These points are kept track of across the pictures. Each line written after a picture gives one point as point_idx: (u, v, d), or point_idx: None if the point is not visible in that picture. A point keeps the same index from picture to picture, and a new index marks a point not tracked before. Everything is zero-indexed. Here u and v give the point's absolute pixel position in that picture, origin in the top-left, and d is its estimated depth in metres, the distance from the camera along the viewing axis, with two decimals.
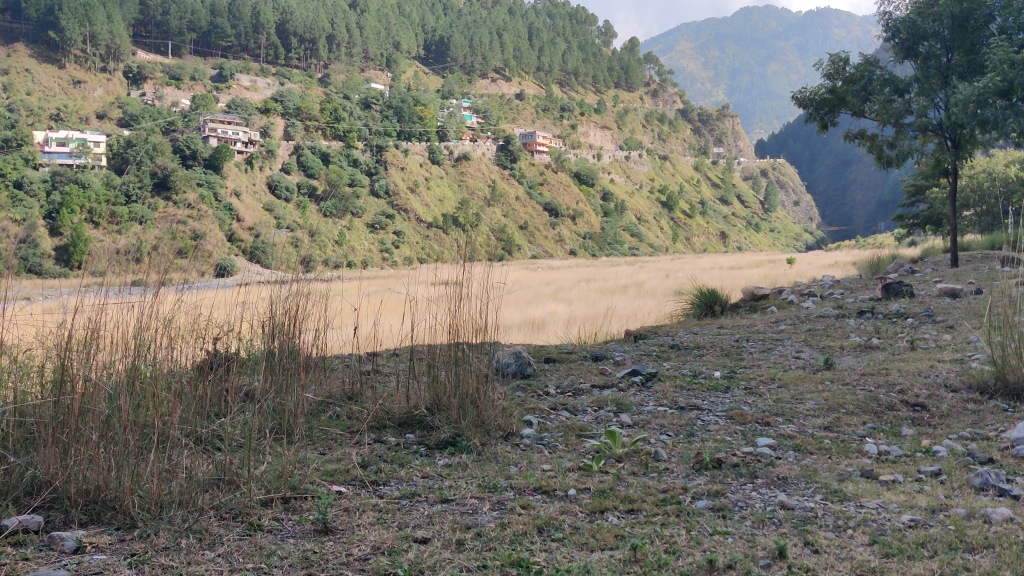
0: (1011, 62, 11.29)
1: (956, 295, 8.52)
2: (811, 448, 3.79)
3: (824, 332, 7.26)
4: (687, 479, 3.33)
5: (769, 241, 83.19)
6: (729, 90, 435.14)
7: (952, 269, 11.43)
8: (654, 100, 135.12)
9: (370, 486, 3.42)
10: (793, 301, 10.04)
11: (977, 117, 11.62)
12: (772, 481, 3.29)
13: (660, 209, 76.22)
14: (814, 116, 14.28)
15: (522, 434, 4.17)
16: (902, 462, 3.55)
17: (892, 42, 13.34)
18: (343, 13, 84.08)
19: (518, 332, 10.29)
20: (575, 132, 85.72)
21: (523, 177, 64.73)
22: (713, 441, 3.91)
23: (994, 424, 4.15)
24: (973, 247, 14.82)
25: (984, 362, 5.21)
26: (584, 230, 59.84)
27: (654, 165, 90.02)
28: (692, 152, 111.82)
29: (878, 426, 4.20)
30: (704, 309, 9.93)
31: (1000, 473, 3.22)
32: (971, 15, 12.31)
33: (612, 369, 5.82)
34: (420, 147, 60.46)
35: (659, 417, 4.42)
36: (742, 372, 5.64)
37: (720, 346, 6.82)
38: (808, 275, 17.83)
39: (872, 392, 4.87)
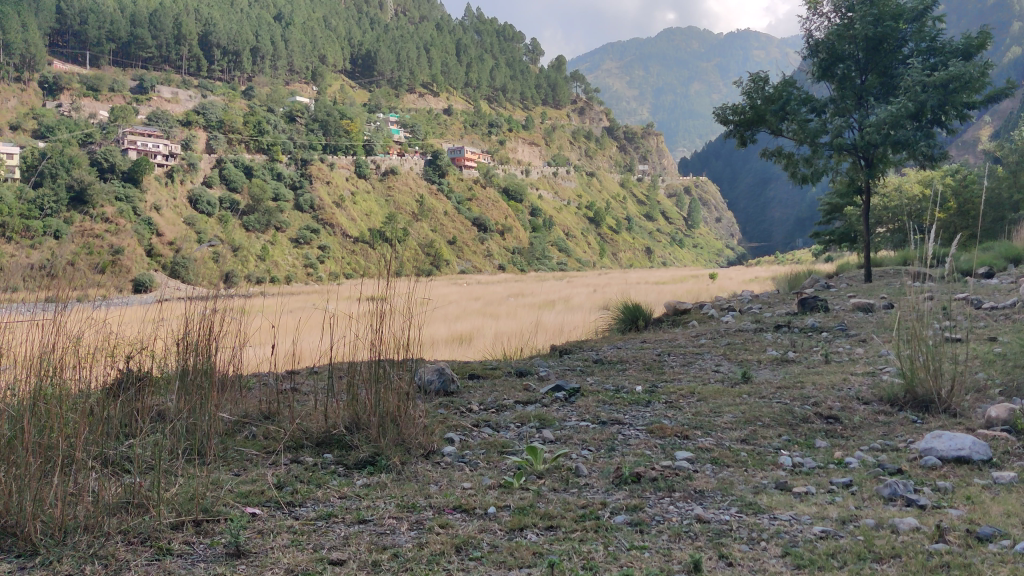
0: (922, 86, 11.85)
1: (868, 309, 8.79)
2: (728, 460, 3.83)
3: (743, 346, 7.38)
4: (607, 495, 3.33)
5: (692, 257, 85.03)
6: (654, 109, 435.16)
7: (865, 284, 11.76)
8: (581, 117, 136.76)
9: (286, 508, 3.33)
10: (713, 316, 10.22)
11: (890, 139, 12.02)
12: (688, 495, 3.30)
13: (588, 224, 77.11)
14: (734, 133, 14.49)
15: (443, 452, 4.11)
16: (814, 475, 3.61)
17: (811, 65, 13.68)
18: (268, 26, 83.21)
19: (446, 348, 10.24)
20: (503, 148, 86.20)
21: (451, 193, 64.48)
22: (633, 454, 3.93)
23: (903, 435, 4.26)
24: (885, 264, 15.28)
25: (893, 376, 5.35)
26: (512, 245, 60.11)
27: (581, 181, 91.06)
28: (618, 169, 113.39)
29: (792, 438, 4.27)
30: (627, 324, 10.04)
31: (906, 483, 3.30)
32: (884, 40, 12.77)
33: (535, 385, 5.79)
34: (346, 161, 59.87)
35: (580, 431, 4.42)
36: (662, 387, 5.66)
37: (642, 360, 6.86)
38: (730, 290, 18.18)
39: (786, 405, 4.96)
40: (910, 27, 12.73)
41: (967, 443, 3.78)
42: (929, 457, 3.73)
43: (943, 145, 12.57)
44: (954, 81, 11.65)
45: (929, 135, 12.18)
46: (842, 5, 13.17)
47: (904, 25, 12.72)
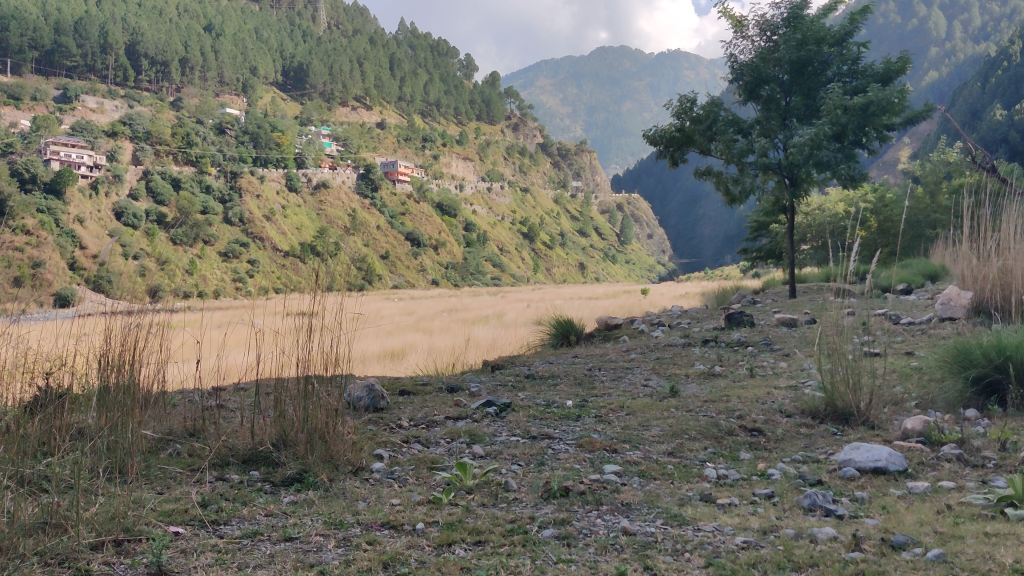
0: (843, 108, 12.26)
1: (792, 324, 9.02)
2: (654, 473, 3.89)
3: (671, 361, 7.50)
4: (535, 510, 3.34)
5: (624, 273, 86.39)
6: (586, 127, 435.19)
7: (790, 299, 12.07)
8: (514, 133, 137.49)
9: (210, 526, 3.28)
10: (643, 331, 10.33)
11: (813, 159, 12.34)
12: (616, 508, 3.34)
13: (522, 240, 77.54)
14: (665, 152, 14.69)
15: (372, 468, 4.09)
16: (739, 486, 3.69)
17: (737, 85, 14.02)
18: (198, 36, 81.75)
19: (377, 363, 10.19)
20: (437, 162, 86.06)
21: (384, 207, 64.12)
22: (561, 469, 3.96)
23: (825, 447, 4.37)
24: (808, 279, 15.71)
25: (815, 389, 5.50)
26: (446, 260, 60.17)
27: (515, 197, 91.51)
28: (551, 185, 114.31)
29: (717, 451, 4.36)
30: (558, 339, 10.10)
31: (825, 495, 3.39)
32: (808, 63, 13.14)
33: (466, 401, 5.78)
34: (276, 174, 59.02)
35: (510, 446, 4.43)
36: (592, 401, 5.71)
37: (573, 375, 6.91)
38: (659, 305, 18.55)
39: (713, 419, 5.04)
40: (833, 50, 13.17)
41: (884, 454, 3.90)
42: (848, 468, 3.84)
43: (865, 165, 13.00)
44: (873, 104, 12.11)
45: (850, 156, 12.58)
46: (766, 29, 13.54)
47: (827, 49, 13.13)
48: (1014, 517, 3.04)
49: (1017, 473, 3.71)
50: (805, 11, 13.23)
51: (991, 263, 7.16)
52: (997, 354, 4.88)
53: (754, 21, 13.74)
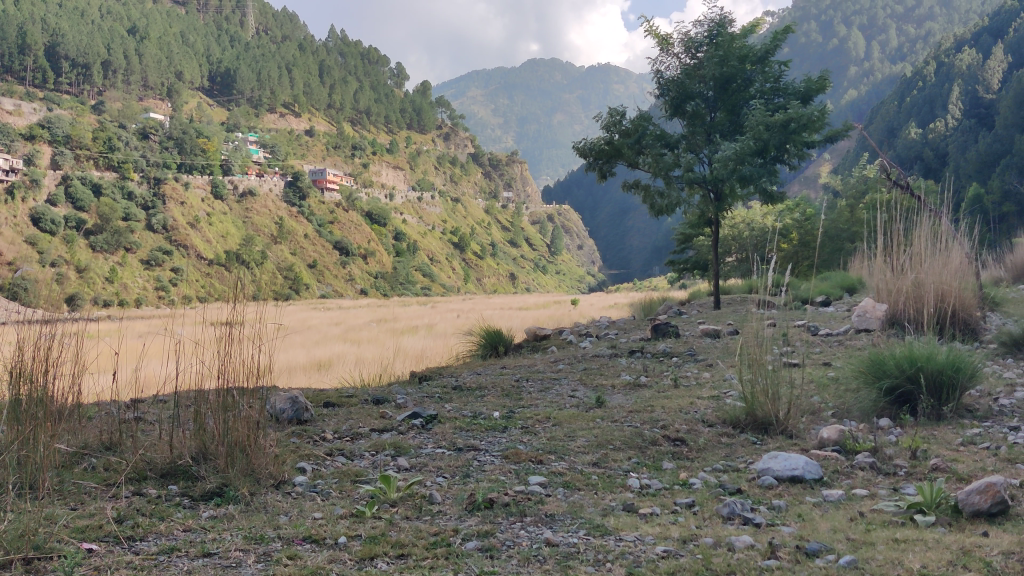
0: (766, 125, 12.59)
1: (716, 335, 9.18)
2: (579, 484, 3.92)
3: (598, 371, 7.57)
4: (459, 522, 3.33)
5: (554, 283, 87.18)
6: (517, 138, 435.27)
7: (714, 311, 12.30)
8: (445, 143, 137.24)
9: (125, 543, 3.19)
10: (571, 342, 10.40)
11: (736, 173, 12.60)
12: (539, 520, 3.35)
13: (452, 250, 77.59)
14: (594, 165, 14.63)
15: (294, 482, 4.03)
16: (660, 496, 3.74)
17: (663, 100, 14.24)
18: (121, 39, 79.60)
19: (303, 375, 10.06)
20: (367, 171, 85.31)
21: (312, 216, 63.46)
22: (487, 481, 3.95)
23: (745, 456, 4.47)
24: (732, 291, 16.07)
25: (736, 399, 5.60)
26: (375, 270, 59.90)
27: (445, 208, 91.42)
28: (482, 196, 114.55)
29: (641, 461, 4.42)
30: (488, 349, 10.09)
31: (743, 503, 3.47)
32: (732, 79, 13.43)
33: (392, 413, 5.74)
34: (201, 181, 57.81)
35: (435, 459, 4.42)
36: (519, 413, 5.73)
37: (501, 387, 6.90)
38: (587, 315, 18.78)
39: (637, 429, 5.11)
40: (755, 69, 13.49)
41: (801, 463, 4.00)
42: (767, 477, 3.92)
43: (786, 181, 13.35)
44: (794, 121, 12.46)
45: (772, 172, 12.89)
46: (691, 46, 13.80)
47: (750, 67, 13.49)
48: (923, 524, 3.16)
49: (926, 479, 3.85)
50: (728, 29, 13.53)
51: (905, 277, 7.43)
52: (910, 365, 5.07)
53: (680, 38, 13.99)
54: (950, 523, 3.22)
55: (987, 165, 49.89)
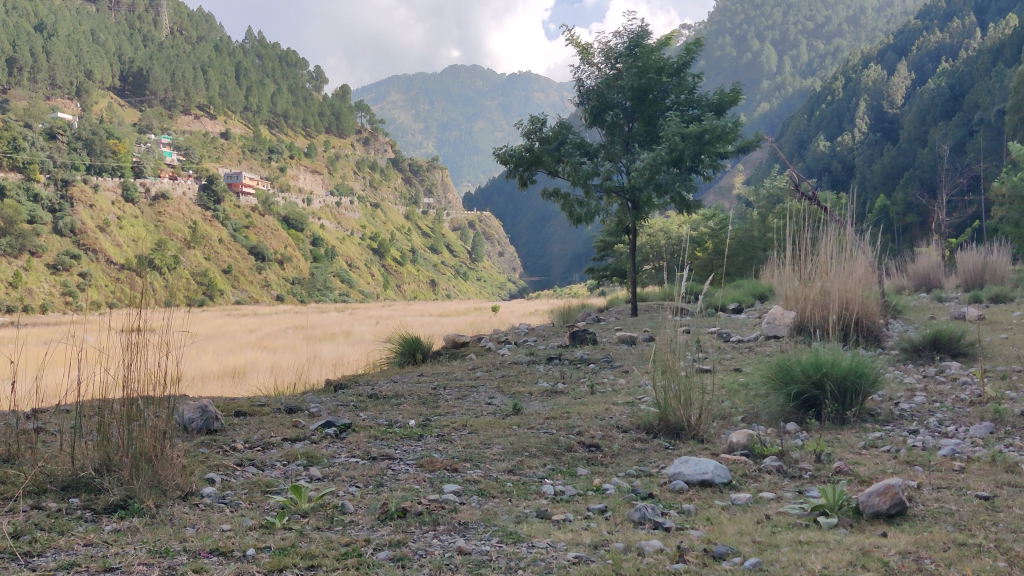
0: (681, 136, 12.84)
1: (632, 342, 9.32)
2: (494, 491, 3.92)
3: (515, 378, 7.59)
4: (371, 532, 3.30)
5: (475, 290, 87.68)
6: (438, 143, 435.38)
7: (632, 317, 12.47)
8: (365, 148, 136.27)
9: (21, 558, 3.07)
10: (490, 349, 10.40)
11: (652, 182, 12.82)
12: (452, 528, 3.34)
13: (371, 256, 77.19)
14: (514, 172, 14.56)
15: (202, 493, 3.94)
16: (574, 501, 3.77)
17: (583, 110, 14.35)
18: (27, 35, 76.58)
19: (215, 383, 9.83)
20: (283, 175, 84.07)
21: (227, 220, 62.21)
22: (401, 489, 3.93)
23: (656, 461, 4.54)
24: (649, 298, 16.34)
25: (649, 405, 5.69)
26: (292, 276, 59.27)
27: (364, 213, 90.94)
28: (402, 202, 114.15)
29: (555, 467, 4.44)
30: (405, 356, 10.02)
31: (654, 508, 3.52)
32: (649, 91, 13.66)
33: (305, 421, 5.66)
34: (111, 183, 56.05)
35: (349, 468, 4.37)
36: (435, 421, 5.70)
37: (417, 395, 6.87)
38: (507, 323, 18.93)
39: (552, 436, 5.14)
40: (672, 80, 13.80)
41: (710, 467, 4.08)
42: (677, 481, 3.99)
43: (700, 192, 13.62)
44: (708, 133, 12.75)
45: (686, 180, 13.14)
46: (611, 57, 13.97)
47: (667, 79, 13.80)
48: (825, 525, 3.26)
49: (829, 482, 3.98)
50: (645, 41, 13.79)
51: (811, 286, 7.68)
52: (815, 371, 5.24)
53: (600, 48, 14.15)
54: (851, 525, 3.33)
55: (891, 178, 51.71)
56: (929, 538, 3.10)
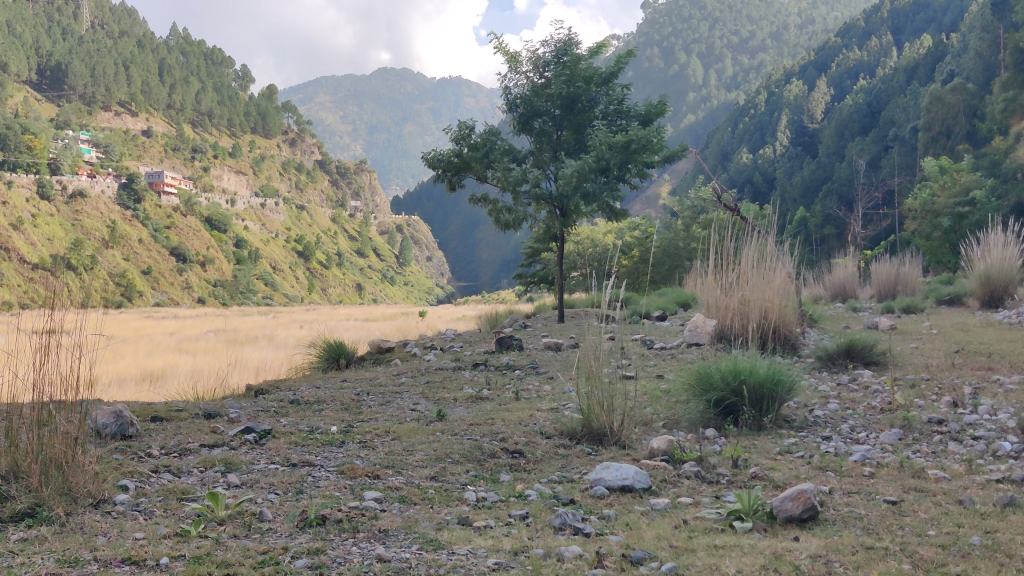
0: (609, 145, 13.04)
1: (557, 348, 9.38)
2: (415, 498, 3.91)
3: (441, 385, 7.55)
4: (288, 539, 3.26)
5: (402, 294, 87.80)
6: (366, 146, 435.24)
7: (558, 324, 12.54)
8: (292, 150, 135.00)
9: None
10: (416, 355, 10.34)
11: (581, 191, 12.94)
12: (372, 535, 3.32)
13: (297, 259, 76.64)
14: (443, 176, 14.53)
15: (115, 501, 3.83)
16: (496, 508, 3.78)
17: (511, 116, 14.38)
18: None
19: (131, 387, 9.57)
20: (207, 175, 82.60)
21: (148, 220, 60.64)
22: (321, 497, 3.88)
23: (578, 467, 4.58)
24: (576, 304, 16.50)
25: (573, 412, 5.73)
26: (214, 278, 58.55)
27: (290, 215, 90.35)
28: (328, 204, 113.45)
29: (479, 474, 4.45)
30: (329, 362, 9.89)
31: (574, 513, 3.55)
32: (577, 100, 13.83)
33: (224, 427, 5.56)
34: (26, 180, 54.07)
35: (268, 475, 4.30)
36: (357, 427, 5.65)
37: (339, 401, 6.80)
38: (434, 328, 18.97)
39: (476, 442, 5.14)
40: (600, 90, 13.99)
41: (630, 473, 4.14)
42: (599, 487, 4.03)
43: (627, 201, 13.81)
44: (635, 142, 13.01)
45: (613, 189, 13.36)
46: (540, 66, 14.05)
47: (595, 88, 13.97)
48: (741, 529, 3.33)
49: (743, 488, 4.07)
50: (573, 50, 13.95)
51: (732, 295, 7.86)
52: (734, 378, 5.37)
53: (528, 56, 14.23)
54: (765, 528, 3.41)
55: (810, 191, 53.10)
56: (838, 542, 3.19)
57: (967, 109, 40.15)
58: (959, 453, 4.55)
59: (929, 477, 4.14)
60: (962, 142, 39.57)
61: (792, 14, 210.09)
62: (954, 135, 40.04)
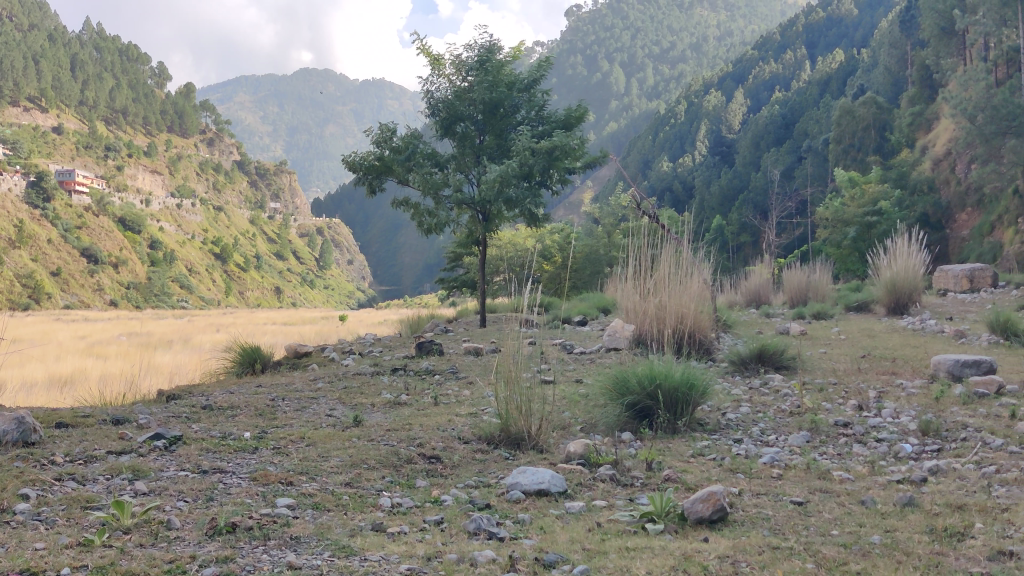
0: (532, 150, 13.16)
1: (478, 352, 9.41)
2: (328, 505, 3.87)
3: (359, 390, 7.48)
4: (197, 548, 3.19)
5: (322, 298, 87.22)
6: (287, 147, 435.20)
7: (478, 329, 12.55)
8: (209, 149, 132.40)
9: None
10: (333, 359, 10.24)
11: (503, 196, 12.97)
12: (283, 542, 3.28)
13: (214, 261, 75.23)
14: (363, 179, 14.33)
15: (16, 511, 3.68)
16: (411, 514, 3.77)
17: (432, 119, 14.35)
18: None
19: (38, 392, 9.23)
20: (121, 174, 80.14)
21: (57, 219, 58.32)
22: (231, 504, 3.81)
23: (496, 472, 4.60)
24: (498, 310, 16.53)
25: (490, 418, 5.76)
26: (126, 280, 57.19)
27: (207, 216, 88.84)
28: (247, 206, 111.76)
29: (394, 479, 4.43)
30: (245, 366, 9.72)
31: (490, 517, 3.56)
32: (499, 104, 13.92)
33: (133, 433, 5.41)
34: None
35: (177, 482, 4.21)
36: (271, 433, 5.56)
37: (254, 406, 6.68)
38: (353, 333, 18.79)
39: (393, 447, 5.11)
40: (521, 95, 14.15)
41: (547, 476, 4.17)
42: (515, 491, 4.05)
43: (548, 206, 13.91)
44: (557, 148, 13.18)
45: (536, 195, 13.45)
46: (462, 69, 14.06)
47: (516, 93, 14.14)
48: (652, 531, 3.39)
49: (658, 489, 4.14)
50: (495, 54, 13.99)
51: (649, 299, 7.98)
52: (650, 382, 5.46)
53: (450, 59, 14.22)
54: (676, 530, 3.47)
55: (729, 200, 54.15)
56: (746, 543, 3.27)
57: (877, 123, 41.29)
58: (862, 455, 4.71)
59: (835, 478, 4.28)
60: (871, 153, 40.96)
61: (710, 25, 216.21)
62: (864, 147, 41.43)
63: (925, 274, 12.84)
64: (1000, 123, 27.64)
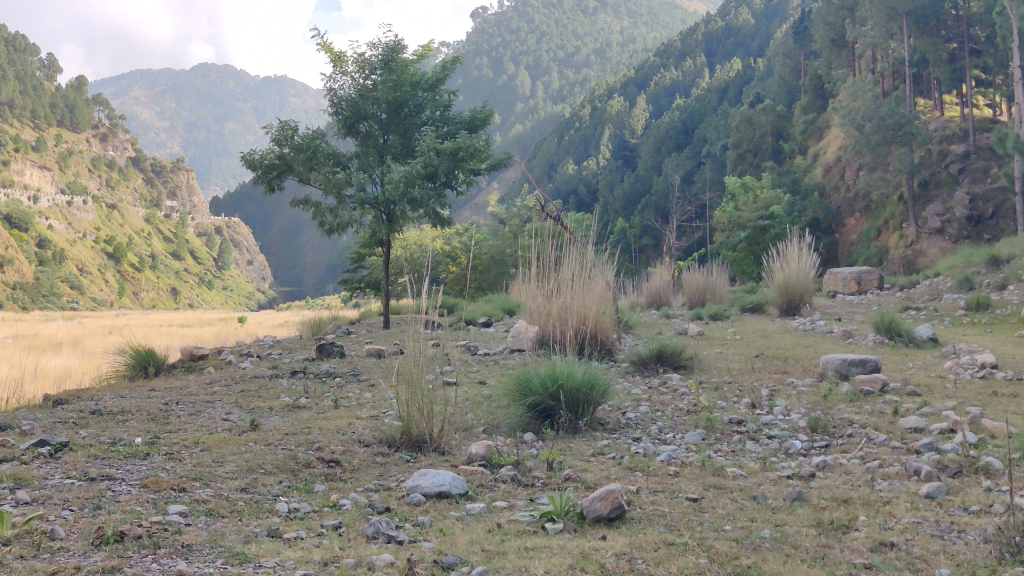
0: (435, 151, 13.15)
1: (380, 354, 9.33)
2: (222, 511, 3.78)
3: (256, 393, 7.35)
4: (83, 558, 3.08)
5: (220, 300, 85.66)
6: (185, 144, 435.34)
7: (380, 331, 12.49)
8: (102, 145, 128.30)
9: None
10: (230, 362, 10.04)
11: (407, 196, 12.85)
12: (174, 551, 3.19)
13: (106, 260, 72.87)
14: (262, 179, 13.96)
15: None
16: (308, 519, 3.72)
17: (335, 118, 14.08)
18: None
19: None
20: (7, 169, 76.70)
21: None
22: (121, 512, 3.69)
23: (395, 475, 4.58)
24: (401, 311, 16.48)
25: (391, 421, 5.69)
26: (12, 279, 54.92)
27: (100, 214, 86.09)
28: (142, 203, 108.78)
29: (292, 484, 4.35)
30: (137, 370, 9.43)
31: (388, 521, 3.56)
32: (404, 103, 13.87)
33: (14, 441, 5.18)
34: None
35: (63, 491, 4.04)
36: (164, 438, 5.42)
37: (146, 411, 6.46)
38: (252, 334, 18.61)
39: (290, 451, 5.03)
40: (425, 96, 14.15)
41: (447, 478, 4.17)
42: (415, 493, 4.04)
43: (452, 207, 13.91)
44: (461, 150, 13.24)
45: (441, 196, 13.41)
46: (365, 67, 13.93)
47: (421, 93, 14.13)
48: (551, 531, 3.42)
49: (557, 489, 4.18)
50: (399, 54, 13.93)
51: (552, 302, 8.06)
52: (552, 382, 5.53)
53: (353, 58, 14.07)
54: (575, 529, 3.51)
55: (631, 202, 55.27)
56: (643, 539, 3.33)
57: (775, 130, 42.83)
58: (755, 451, 4.85)
59: (729, 474, 4.39)
60: (767, 158, 42.27)
61: (612, 32, 222.58)
62: (760, 152, 42.80)
63: (815, 277, 13.28)
64: (886, 132, 29.04)
